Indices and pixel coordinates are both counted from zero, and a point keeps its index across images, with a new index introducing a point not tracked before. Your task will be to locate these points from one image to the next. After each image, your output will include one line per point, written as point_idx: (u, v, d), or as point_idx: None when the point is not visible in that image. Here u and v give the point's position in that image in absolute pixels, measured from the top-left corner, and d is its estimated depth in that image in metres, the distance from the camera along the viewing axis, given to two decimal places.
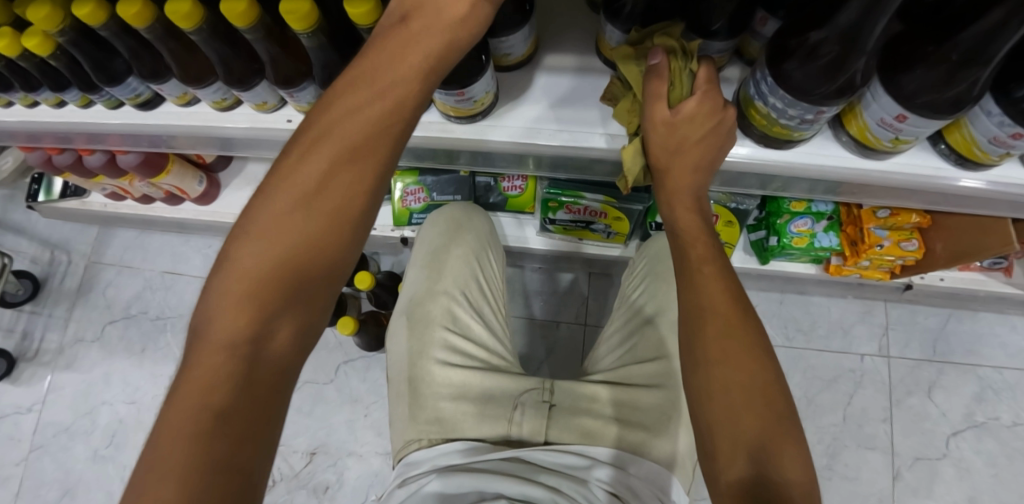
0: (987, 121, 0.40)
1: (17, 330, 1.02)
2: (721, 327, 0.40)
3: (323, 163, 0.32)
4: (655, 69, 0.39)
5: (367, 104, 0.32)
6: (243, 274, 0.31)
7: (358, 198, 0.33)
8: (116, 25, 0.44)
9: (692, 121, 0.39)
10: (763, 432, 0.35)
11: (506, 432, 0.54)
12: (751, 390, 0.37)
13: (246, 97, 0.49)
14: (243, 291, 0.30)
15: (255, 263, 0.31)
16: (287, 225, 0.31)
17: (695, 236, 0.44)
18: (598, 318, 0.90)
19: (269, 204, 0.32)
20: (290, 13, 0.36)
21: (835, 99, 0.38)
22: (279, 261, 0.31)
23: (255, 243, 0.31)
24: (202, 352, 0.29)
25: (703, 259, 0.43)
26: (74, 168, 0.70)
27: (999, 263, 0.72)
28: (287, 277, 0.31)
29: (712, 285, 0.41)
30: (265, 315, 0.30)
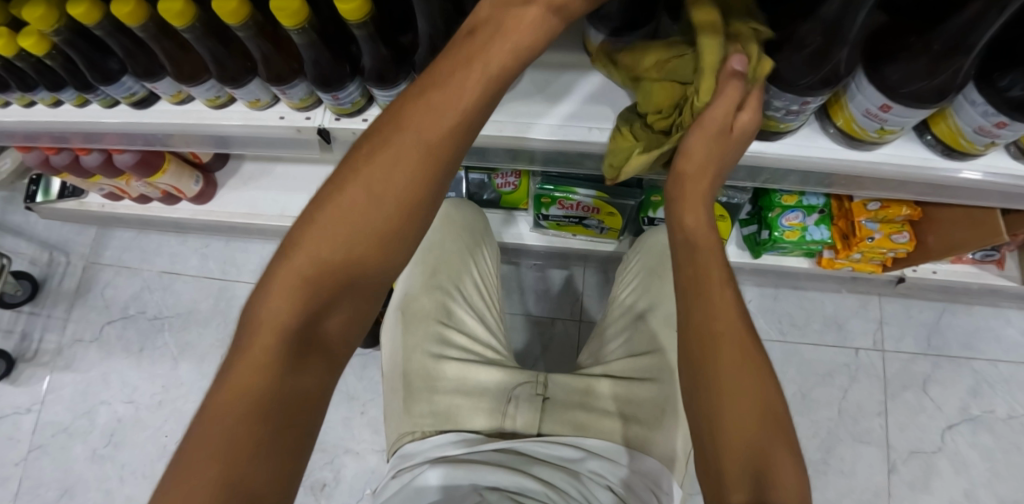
0: (971, 111, 0.40)
1: (16, 330, 1.03)
2: (733, 353, 0.36)
3: (401, 152, 0.30)
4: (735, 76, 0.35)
5: (453, 95, 0.30)
6: (307, 257, 0.31)
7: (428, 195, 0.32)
8: (110, 25, 0.45)
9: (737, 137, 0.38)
10: (764, 446, 0.32)
11: (500, 424, 0.55)
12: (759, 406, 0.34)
13: (239, 95, 0.50)
14: (305, 274, 0.30)
15: (322, 245, 0.31)
16: (358, 212, 0.31)
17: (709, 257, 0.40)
18: (593, 314, 0.91)
19: (335, 195, 0.31)
20: (282, 9, 0.37)
21: (820, 89, 0.38)
22: (344, 252, 0.31)
23: (328, 226, 0.31)
24: (257, 331, 0.30)
25: (719, 278, 0.39)
26: (72, 168, 0.70)
27: (991, 255, 0.72)
28: (350, 269, 0.31)
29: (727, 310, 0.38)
30: (321, 300, 0.31)
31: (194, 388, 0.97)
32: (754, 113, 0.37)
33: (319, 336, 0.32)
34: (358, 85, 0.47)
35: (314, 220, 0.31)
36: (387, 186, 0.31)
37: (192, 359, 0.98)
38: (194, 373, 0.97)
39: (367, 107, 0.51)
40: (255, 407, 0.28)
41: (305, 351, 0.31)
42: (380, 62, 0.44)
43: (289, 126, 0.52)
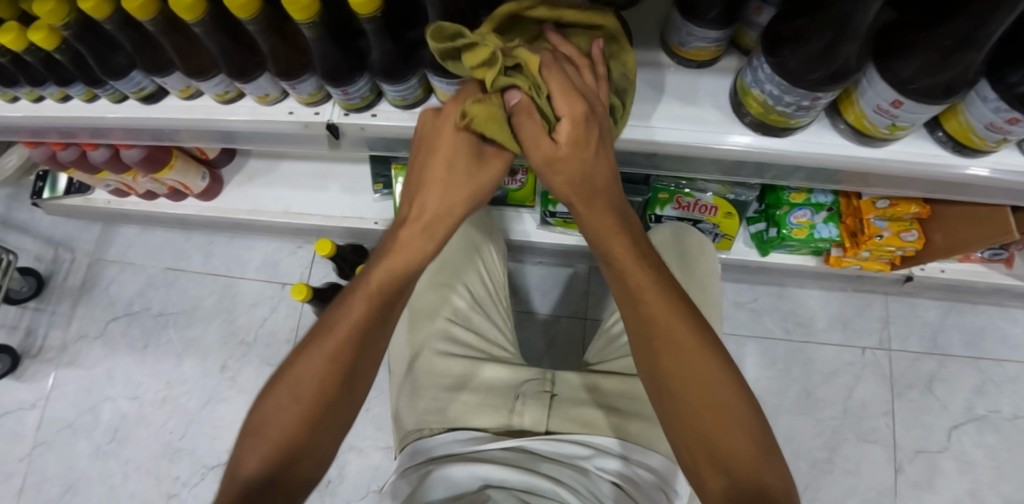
0: (983, 107, 0.40)
1: (21, 326, 1.03)
2: (673, 357, 0.37)
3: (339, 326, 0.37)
4: (518, 112, 0.36)
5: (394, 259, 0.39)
6: (277, 418, 0.36)
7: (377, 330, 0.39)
8: (121, 19, 0.45)
9: (577, 143, 0.36)
10: (715, 436, 0.35)
11: (507, 423, 0.53)
12: (705, 400, 0.35)
13: (248, 90, 0.50)
14: (276, 431, 0.35)
15: (286, 408, 0.36)
16: (319, 364, 0.36)
17: (631, 267, 0.40)
18: (598, 311, 0.91)
19: (298, 365, 0.37)
20: (293, 3, 0.37)
21: (830, 85, 0.38)
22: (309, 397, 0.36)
23: (297, 378, 0.36)
24: (235, 483, 0.35)
25: (642, 286, 0.39)
26: (79, 163, 0.70)
27: (999, 255, 0.72)
28: (319, 408, 0.36)
29: (661, 316, 0.38)
30: (287, 449, 0.35)
31: (198, 384, 0.96)
32: (570, 132, 0.36)
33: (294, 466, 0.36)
34: (367, 80, 0.47)
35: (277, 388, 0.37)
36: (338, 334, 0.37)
37: (196, 356, 0.98)
38: (198, 370, 0.97)
39: (376, 102, 0.51)
40: None
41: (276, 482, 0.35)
42: (387, 58, 0.44)
43: (297, 120, 0.52)
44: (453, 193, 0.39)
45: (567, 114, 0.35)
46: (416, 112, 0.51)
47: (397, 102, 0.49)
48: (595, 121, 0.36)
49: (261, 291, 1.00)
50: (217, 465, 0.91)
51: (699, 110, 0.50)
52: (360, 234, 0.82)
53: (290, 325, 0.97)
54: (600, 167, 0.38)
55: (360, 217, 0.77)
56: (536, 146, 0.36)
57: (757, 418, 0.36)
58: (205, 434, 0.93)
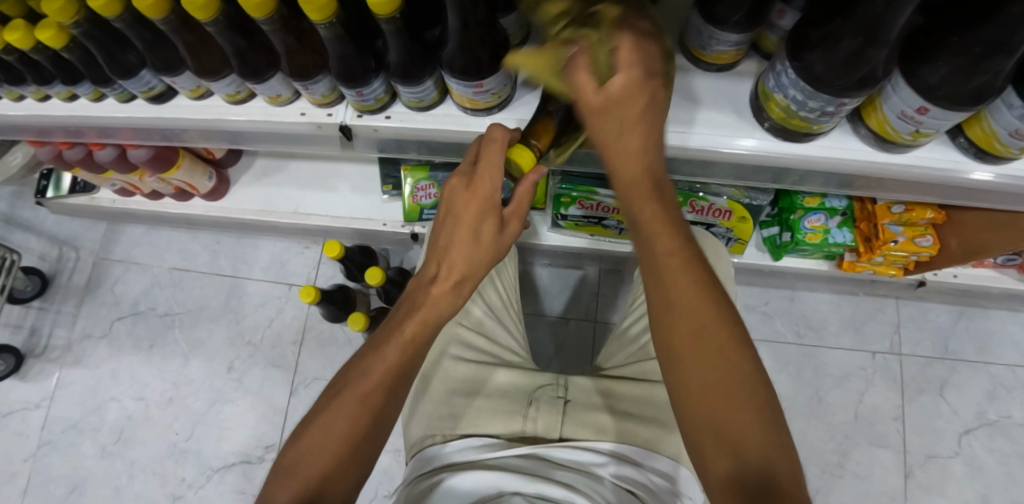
0: (1007, 114, 0.39)
1: (25, 325, 1.02)
2: (689, 328, 0.35)
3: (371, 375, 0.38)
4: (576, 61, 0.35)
5: (426, 315, 0.40)
6: (310, 455, 0.35)
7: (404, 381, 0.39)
8: (131, 17, 0.44)
9: (624, 95, 0.34)
10: (722, 413, 0.33)
11: (521, 429, 0.53)
12: (712, 379, 0.34)
13: (260, 90, 0.49)
14: (308, 466, 0.35)
15: (318, 445, 0.35)
16: (347, 412, 0.36)
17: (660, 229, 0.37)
18: (608, 314, 0.90)
19: (329, 409, 0.37)
20: (310, 3, 0.36)
21: (856, 91, 0.38)
22: (344, 441, 0.36)
23: (327, 424, 0.36)
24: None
25: (671, 252, 0.37)
26: (85, 163, 0.69)
27: (1014, 261, 0.71)
28: (352, 449, 0.36)
29: (681, 281, 0.36)
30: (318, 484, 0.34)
31: (204, 385, 0.96)
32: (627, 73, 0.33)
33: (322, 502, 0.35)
34: (382, 81, 0.46)
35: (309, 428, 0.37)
36: (373, 382, 0.37)
37: (203, 356, 0.97)
38: (204, 370, 0.97)
39: (390, 104, 0.50)
40: None
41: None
42: (405, 58, 0.43)
43: (310, 122, 0.52)
44: (482, 253, 0.40)
45: (623, 68, 0.34)
46: (430, 114, 0.50)
47: (412, 104, 0.48)
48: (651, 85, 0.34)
49: (268, 291, 0.99)
50: (224, 467, 0.91)
51: (719, 114, 0.49)
52: (369, 235, 0.82)
53: (297, 326, 0.96)
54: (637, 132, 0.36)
55: (369, 218, 0.76)
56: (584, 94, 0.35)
57: (773, 404, 0.33)
58: (212, 435, 0.93)
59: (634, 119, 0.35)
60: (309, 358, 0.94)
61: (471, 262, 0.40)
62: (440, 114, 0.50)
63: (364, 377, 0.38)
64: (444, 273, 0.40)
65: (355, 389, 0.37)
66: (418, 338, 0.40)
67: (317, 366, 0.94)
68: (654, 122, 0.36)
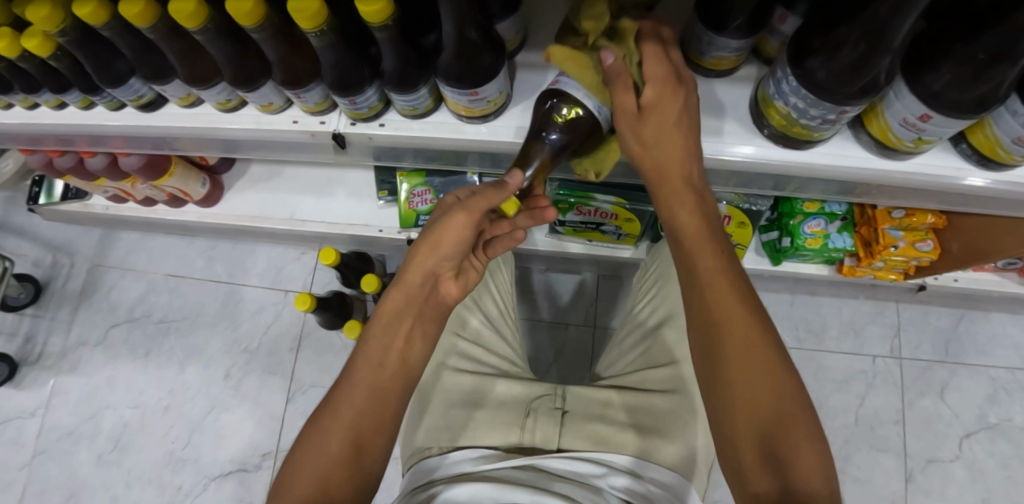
0: (1011, 121, 0.38)
1: (19, 333, 1.01)
2: (739, 345, 0.38)
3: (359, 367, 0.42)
4: (613, 70, 0.36)
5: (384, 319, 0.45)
6: (320, 443, 0.39)
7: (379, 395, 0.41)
8: (119, 25, 0.43)
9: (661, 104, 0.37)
10: (769, 421, 0.36)
11: (518, 440, 0.52)
12: (756, 392, 0.37)
13: (252, 98, 0.48)
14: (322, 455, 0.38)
15: (327, 435, 0.39)
16: (344, 402, 0.41)
17: (703, 250, 0.42)
18: (607, 319, 0.90)
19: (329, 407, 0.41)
20: (300, 11, 0.35)
21: (859, 98, 0.37)
22: (324, 461, 0.38)
23: (326, 420, 0.40)
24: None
25: (715, 273, 0.41)
26: (76, 171, 0.68)
27: (1014, 265, 0.71)
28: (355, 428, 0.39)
29: (727, 298, 0.40)
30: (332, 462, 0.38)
31: (200, 392, 0.95)
32: (657, 90, 0.37)
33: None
34: (376, 89, 0.45)
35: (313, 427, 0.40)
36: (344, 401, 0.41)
37: (199, 363, 0.97)
38: (201, 377, 0.96)
39: (384, 112, 0.49)
40: None
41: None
42: (400, 66, 0.42)
43: (303, 130, 0.51)
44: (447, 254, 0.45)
45: (654, 81, 0.37)
46: (425, 122, 0.49)
47: (406, 112, 0.47)
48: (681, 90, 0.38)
49: (264, 297, 0.99)
50: (221, 475, 0.90)
51: (719, 120, 0.48)
52: (365, 242, 0.81)
53: (294, 332, 0.96)
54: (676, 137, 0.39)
55: (364, 224, 0.75)
56: (622, 104, 0.37)
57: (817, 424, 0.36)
58: (209, 443, 0.92)
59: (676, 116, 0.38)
60: (305, 365, 0.94)
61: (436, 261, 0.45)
62: (435, 122, 0.49)
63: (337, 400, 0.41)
64: (405, 282, 0.46)
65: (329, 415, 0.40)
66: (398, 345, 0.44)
67: (314, 373, 0.93)
68: (691, 139, 0.39)
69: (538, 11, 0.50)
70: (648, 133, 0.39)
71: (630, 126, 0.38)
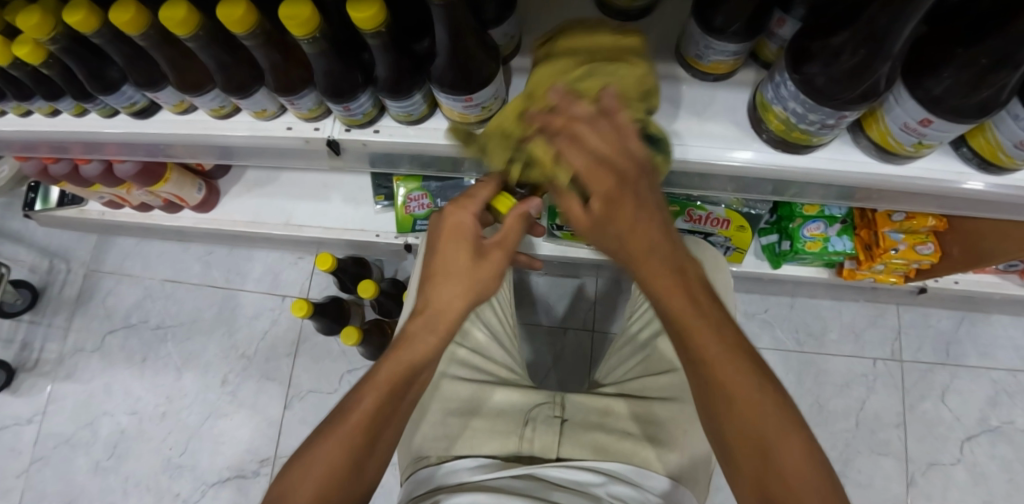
0: (1013, 124, 0.38)
1: (16, 340, 1.01)
2: (740, 409, 0.34)
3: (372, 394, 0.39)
4: (560, 190, 0.39)
5: (406, 355, 0.40)
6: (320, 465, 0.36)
7: (384, 422, 0.39)
8: (110, 32, 0.43)
9: (612, 209, 0.35)
10: (758, 477, 0.33)
11: (516, 449, 0.52)
12: (746, 434, 0.34)
13: (245, 105, 0.48)
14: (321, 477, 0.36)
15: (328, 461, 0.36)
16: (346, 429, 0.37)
17: (692, 322, 0.35)
18: (606, 323, 0.89)
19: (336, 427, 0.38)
20: (291, 18, 0.35)
21: (858, 104, 0.36)
22: (321, 486, 0.36)
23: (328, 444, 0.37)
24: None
25: (708, 341, 0.35)
26: (70, 177, 0.68)
27: (1015, 267, 0.71)
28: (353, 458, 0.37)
29: (728, 368, 0.34)
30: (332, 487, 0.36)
31: (198, 399, 0.95)
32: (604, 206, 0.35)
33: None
34: (370, 95, 0.45)
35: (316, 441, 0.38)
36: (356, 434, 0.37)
37: (196, 369, 0.97)
38: (198, 384, 0.96)
39: (378, 118, 0.49)
40: None
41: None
42: (393, 73, 0.42)
43: (297, 136, 0.50)
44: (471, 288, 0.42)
45: (595, 192, 0.35)
46: (420, 128, 0.48)
47: (401, 118, 0.47)
48: (628, 188, 0.35)
49: (261, 302, 0.98)
50: (218, 481, 0.90)
51: (715, 125, 0.48)
52: (362, 247, 0.81)
53: (292, 338, 0.95)
54: (643, 231, 0.36)
55: (362, 229, 0.75)
56: (575, 218, 0.38)
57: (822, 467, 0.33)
58: (206, 450, 0.92)
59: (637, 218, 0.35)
60: (303, 370, 0.93)
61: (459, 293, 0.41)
62: (431, 128, 0.48)
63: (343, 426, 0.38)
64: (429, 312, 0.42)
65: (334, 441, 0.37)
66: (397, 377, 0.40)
67: (312, 379, 0.93)
68: (648, 220, 0.36)
69: (534, 15, 0.49)
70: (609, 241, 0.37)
71: (594, 235, 0.38)
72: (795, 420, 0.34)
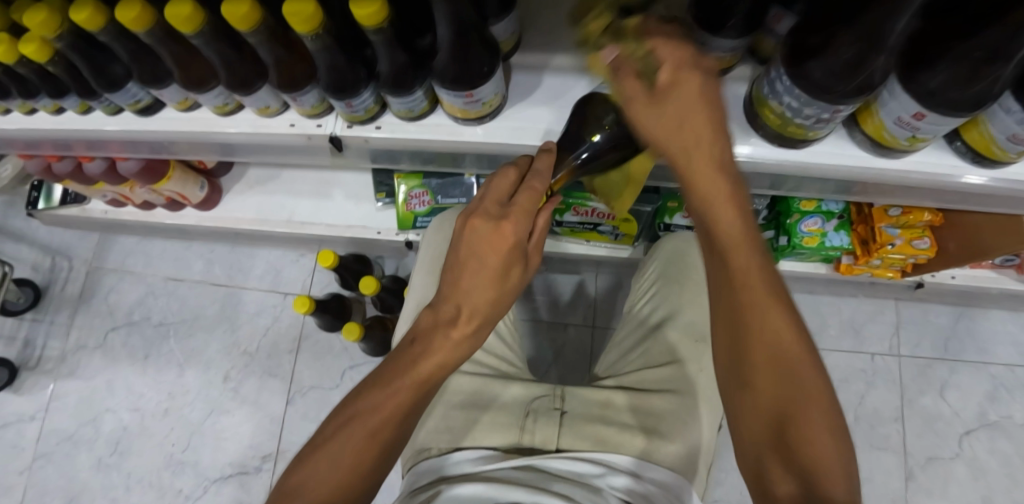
0: (1006, 119, 0.38)
1: (19, 338, 1.01)
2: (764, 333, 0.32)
3: (397, 392, 0.37)
4: (617, 66, 0.31)
5: (436, 359, 0.37)
6: (340, 457, 0.35)
7: (408, 423, 0.38)
8: (115, 29, 0.43)
9: (678, 98, 0.30)
10: (775, 427, 0.31)
11: (518, 440, 0.52)
12: (774, 414, 0.31)
13: (248, 101, 0.48)
14: (342, 466, 0.35)
15: (353, 451, 0.35)
16: (368, 425, 0.36)
17: (737, 246, 0.32)
18: (606, 320, 0.90)
19: (356, 419, 0.36)
20: (295, 15, 0.35)
21: (854, 97, 0.37)
22: (338, 475, 0.35)
23: (347, 435, 0.36)
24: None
25: (748, 272, 0.32)
26: (74, 174, 0.69)
27: (1012, 261, 0.71)
28: (376, 453, 0.36)
29: (762, 298, 0.32)
30: (352, 481, 0.35)
31: (200, 396, 0.95)
32: (673, 75, 0.30)
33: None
34: (372, 92, 0.46)
35: (335, 429, 0.37)
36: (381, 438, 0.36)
37: (198, 366, 0.97)
38: (200, 381, 0.96)
39: (380, 114, 0.49)
40: None
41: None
42: (396, 69, 0.42)
43: (300, 133, 0.51)
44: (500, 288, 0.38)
45: (669, 61, 0.30)
46: (421, 124, 0.49)
47: (402, 114, 0.48)
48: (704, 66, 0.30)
49: (263, 300, 0.99)
50: (221, 478, 0.91)
51: None
52: (364, 244, 0.81)
53: (293, 335, 0.96)
54: (699, 122, 0.30)
55: (363, 227, 0.75)
56: (630, 95, 0.31)
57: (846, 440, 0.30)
58: (209, 447, 0.92)
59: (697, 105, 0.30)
60: (304, 367, 0.94)
61: (491, 290, 0.38)
62: (432, 124, 0.49)
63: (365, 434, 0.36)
64: (457, 310, 0.38)
65: (354, 451, 0.35)
66: (430, 380, 0.38)
67: (314, 376, 0.93)
68: (715, 103, 0.30)
69: (533, 11, 0.50)
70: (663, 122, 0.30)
71: (644, 117, 0.31)
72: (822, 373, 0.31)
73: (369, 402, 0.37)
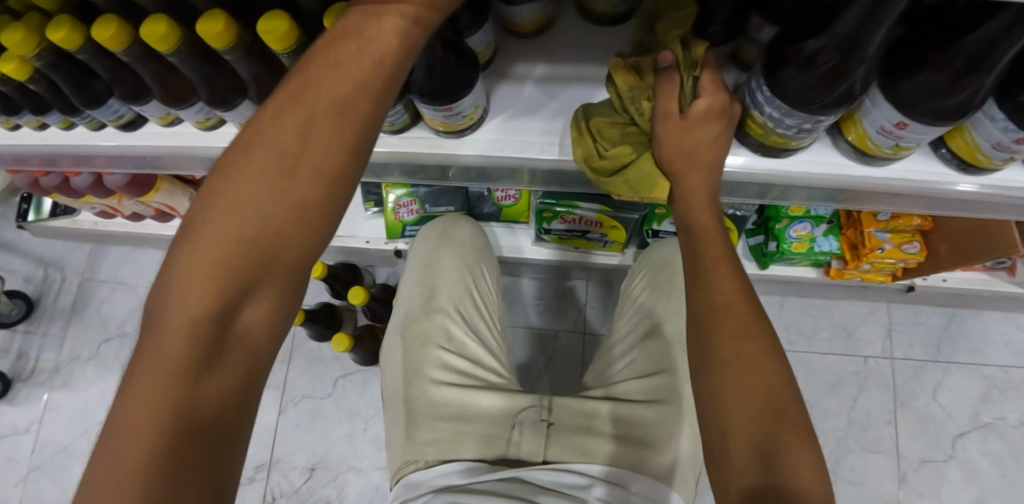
0: (990, 127, 0.37)
1: (13, 349, 1.02)
2: (734, 326, 0.38)
3: (331, 79, 0.26)
4: (668, 69, 0.37)
5: (388, 18, 0.26)
6: (259, 179, 0.27)
7: (357, 121, 0.27)
8: (93, 48, 0.43)
9: (704, 122, 0.36)
10: (765, 420, 0.35)
11: (504, 452, 0.53)
12: (756, 402, 0.35)
13: (230, 117, 0.48)
14: (265, 196, 0.27)
15: (275, 177, 0.27)
16: (299, 125, 0.27)
17: (715, 257, 0.41)
18: (598, 325, 0.90)
19: (280, 122, 0.27)
20: (269, 33, 0.35)
21: (835, 108, 0.36)
22: (265, 197, 0.27)
23: (272, 140, 0.27)
24: (206, 233, 0.27)
25: (723, 280, 0.39)
26: (61, 188, 0.69)
27: (1003, 264, 0.71)
28: (310, 171, 0.27)
29: (735, 302, 0.38)
30: (279, 210, 0.27)
31: None
32: (710, 102, 0.36)
33: (241, 318, 0.28)
34: None
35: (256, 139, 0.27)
36: (329, 165, 0.27)
37: None
38: None
39: None
40: (198, 338, 0.26)
41: (223, 346, 0.27)
42: None
43: None
44: None
45: (706, 95, 0.36)
46: (403, 137, 0.48)
47: (384, 127, 0.46)
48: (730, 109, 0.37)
49: None
50: None
51: None
52: (353, 253, 0.82)
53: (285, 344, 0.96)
54: (705, 154, 0.38)
55: (351, 236, 0.76)
56: (665, 109, 0.38)
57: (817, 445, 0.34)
58: None
59: (713, 137, 0.37)
60: (298, 375, 0.95)
61: None
62: (414, 137, 0.47)
63: (307, 157, 0.27)
64: None
65: (284, 207, 0.27)
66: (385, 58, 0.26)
67: (306, 385, 0.95)
68: (722, 145, 0.38)
69: None
70: (677, 145, 0.38)
71: (669, 133, 0.38)
72: (790, 382, 0.36)
73: (298, 94, 0.27)
